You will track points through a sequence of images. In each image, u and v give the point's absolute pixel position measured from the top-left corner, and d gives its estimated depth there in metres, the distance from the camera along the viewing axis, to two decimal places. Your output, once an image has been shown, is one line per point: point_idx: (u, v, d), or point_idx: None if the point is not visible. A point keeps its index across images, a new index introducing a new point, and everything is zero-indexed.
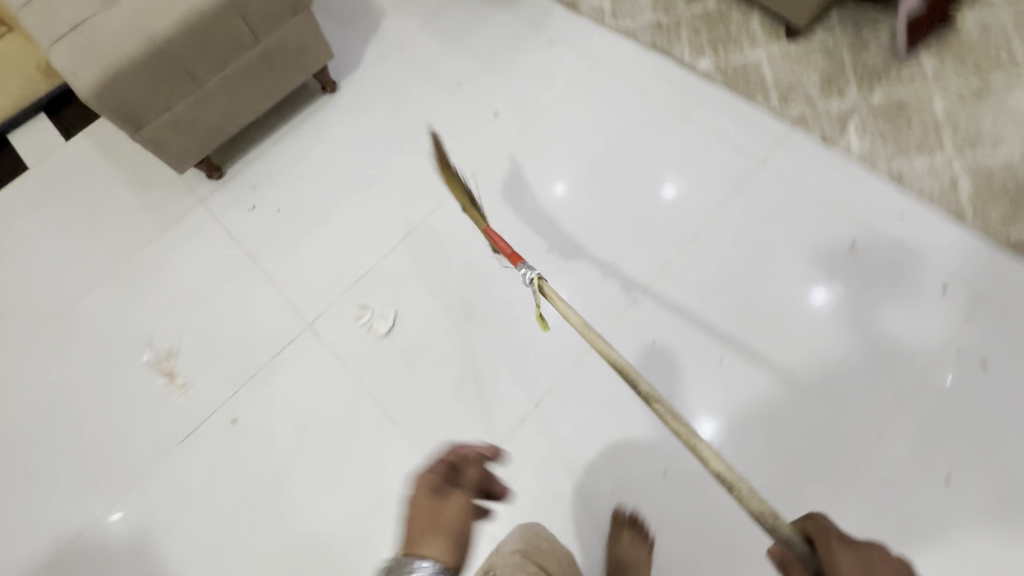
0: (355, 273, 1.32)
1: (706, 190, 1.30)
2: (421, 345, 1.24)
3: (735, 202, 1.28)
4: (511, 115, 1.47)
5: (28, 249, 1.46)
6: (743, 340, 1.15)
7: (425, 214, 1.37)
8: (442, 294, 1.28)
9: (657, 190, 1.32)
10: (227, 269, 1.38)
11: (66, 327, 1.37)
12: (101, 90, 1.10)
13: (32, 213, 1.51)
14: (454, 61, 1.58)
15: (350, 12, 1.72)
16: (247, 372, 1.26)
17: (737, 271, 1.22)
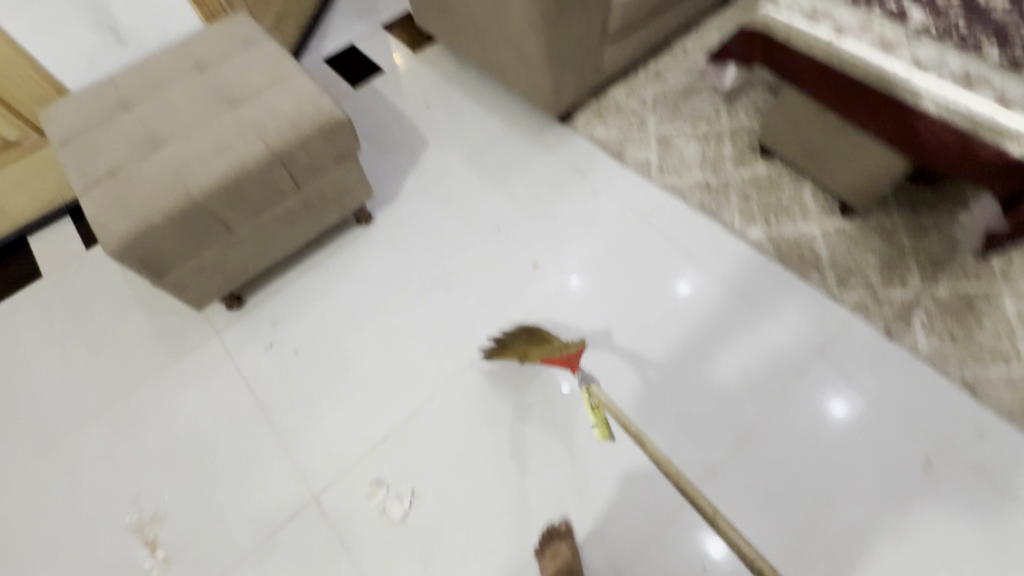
0: (371, 438, 1.21)
1: (759, 378, 1.21)
2: (437, 538, 1.10)
3: (791, 397, 1.18)
4: (552, 269, 1.40)
5: (24, 372, 1.36)
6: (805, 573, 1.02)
7: (453, 375, 1.28)
8: (466, 477, 1.15)
9: (704, 373, 1.22)
10: (233, 417, 1.27)
11: (47, 470, 1.24)
12: (129, 244, 1.04)
13: (36, 330, 1.43)
14: (495, 202, 1.54)
15: (393, 140, 1.71)
16: (239, 551, 1.12)
17: (796, 482, 1.09)
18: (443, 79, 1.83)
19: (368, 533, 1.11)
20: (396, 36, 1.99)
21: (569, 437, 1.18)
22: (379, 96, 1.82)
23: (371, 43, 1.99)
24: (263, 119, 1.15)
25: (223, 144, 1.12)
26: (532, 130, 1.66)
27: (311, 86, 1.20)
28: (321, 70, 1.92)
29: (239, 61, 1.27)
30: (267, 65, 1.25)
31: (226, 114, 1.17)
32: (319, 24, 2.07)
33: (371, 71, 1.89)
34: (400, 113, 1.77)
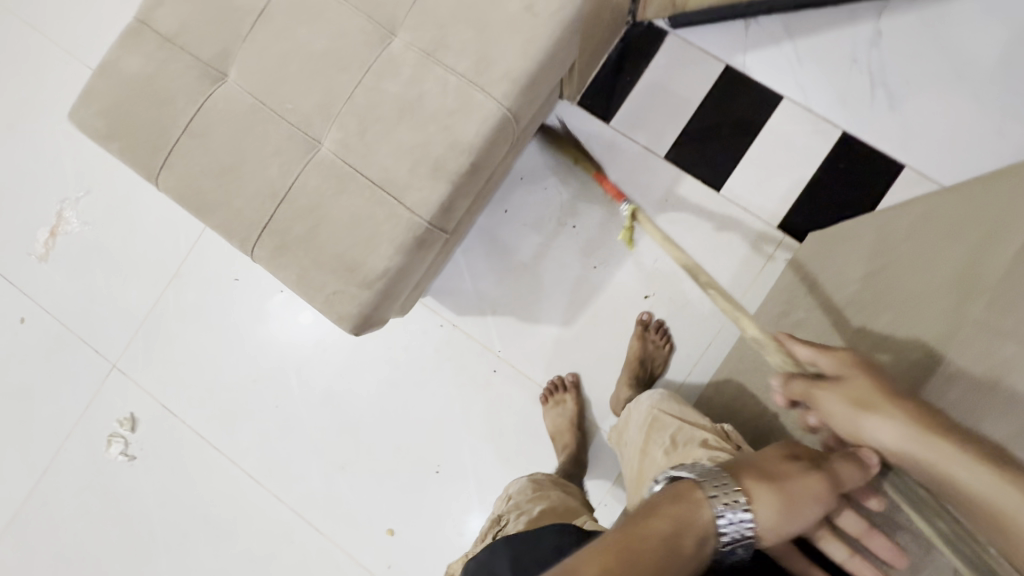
0: (169, 400, 1.21)
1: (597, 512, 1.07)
2: (91, 501, 1.22)
3: None
4: (373, 560, 1.13)
5: None
6: None
7: (243, 463, 1.18)
8: (138, 511, 1.20)
9: None
10: (163, 245, 1.23)
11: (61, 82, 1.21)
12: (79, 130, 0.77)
13: None
14: (489, 441, 1.12)
15: (560, 270, 1.11)
16: (65, 320, 1.26)
17: None
18: (706, 305, 1.06)
19: (88, 433, 1.23)
20: (807, 179, 1.05)
21: None
22: (649, 209, 1.09)
23: (781, 138, 1.07)
24: (288, 219, 0.71)
25: (233, 179, 0.72)
26: (612, 485, 1.07)
27: (377, 258, 0.69)
28: (694, 79, 1.10)
29: (416, 94, 0.70)
30: (418, 153, 0.69)
31: (295, 145, 0.72)
32: (821, 11, 1.07)
33: (704, 172, 1.09)
34: (616, 258, 1.09)
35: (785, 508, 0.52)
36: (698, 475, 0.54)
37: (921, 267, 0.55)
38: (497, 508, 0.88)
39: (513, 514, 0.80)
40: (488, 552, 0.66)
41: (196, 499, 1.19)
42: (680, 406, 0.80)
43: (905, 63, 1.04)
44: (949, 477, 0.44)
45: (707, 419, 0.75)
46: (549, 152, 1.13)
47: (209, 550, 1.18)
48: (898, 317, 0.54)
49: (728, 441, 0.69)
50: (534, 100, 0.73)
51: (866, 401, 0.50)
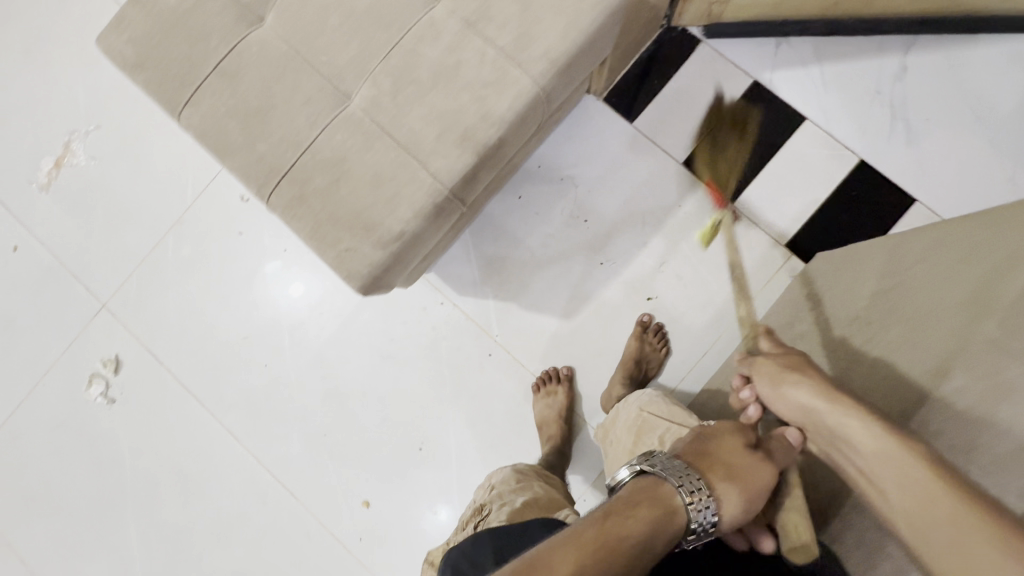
0: (156, 346, 1.19)
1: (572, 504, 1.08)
2: (65, 440, 1.19)
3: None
4: (345, 530, 1.12)
5: None
6: None
7: (224, 417, 1.17)
8: (112, 454, 1.18)
9: None
10: (171, 189, 1.21)
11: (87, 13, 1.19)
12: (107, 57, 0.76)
13: None
14: (475, 423, 1.12)
15: (566, 261, 1.11)
16: (58, 252, 1.23)
17: None
18: (706, 314, 1.07)
19: (69, 370, 1.20)
20: (819, 201, 1.07)
21: (171, 552, 1.15)
22: (661, 214, 1.10)
23: (799, 158, 1.08)
24: (309, 170, 0.70)
25: (259, 124, 0.72)
26: (593, 481, 1.07)
27: (394, 220, 0.69)
28: (721, 90, 1.11)
29: (453, 62, 0.69)
30: (448, 120, 0.69)
31: (325, 98, 0.71)
32: (852, 40, 1.09)
33: (720, 183, 1.09)
34: (623, 258, 1.10)
35: (744, 500, 0.57)
36: (664, 468, 0.57)
37: (928, 287, 0.59)
38: (476, 496, 0.86)
39: (495, 503, 0.77)
40: (472, 545, 0.64)
41: (172, 448, 1.17)
42: (668, 405, 0.77)
43: (927, 100, 1.06)
44: (879, 466, 0.52)
45: (695, 417, 0.75)
46: (568, 144, 1.13)
47: (179, 501, 1.16)
48: (902, 334, 0.59)
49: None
50: (568, 83, 0.73)
51: (796, 369, 0.63)
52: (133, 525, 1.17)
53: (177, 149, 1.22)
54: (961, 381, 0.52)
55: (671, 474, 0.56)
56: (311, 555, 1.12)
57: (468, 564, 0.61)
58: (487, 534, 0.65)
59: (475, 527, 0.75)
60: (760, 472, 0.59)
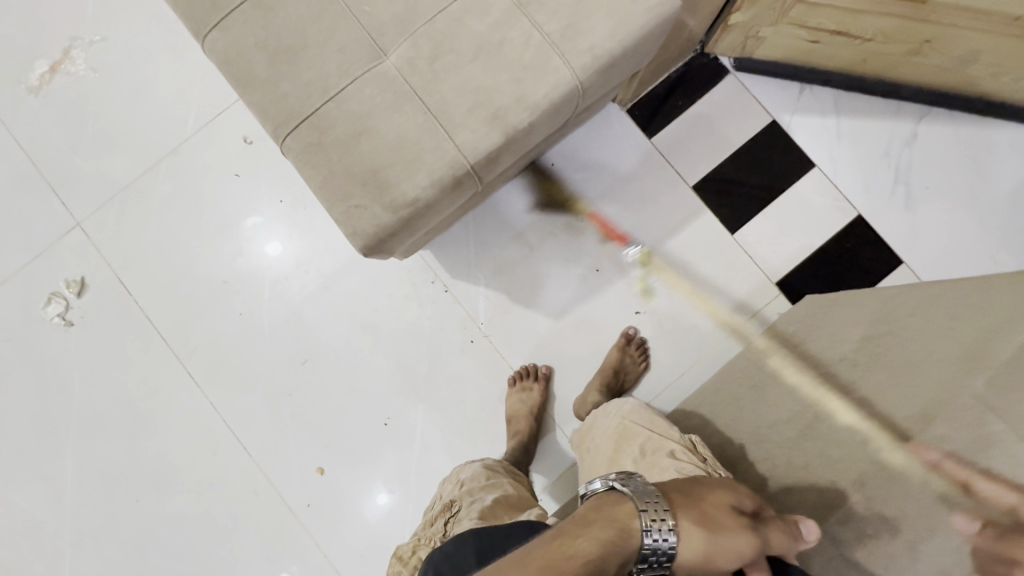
0: (127, 275, 1.14)
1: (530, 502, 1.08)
2: (11, 356, 1.13)
3: None
4: (294, 494, 1.09)
5: None
6: None
7: (187, 360, 1.12)
8: (60, 379, 1.12)
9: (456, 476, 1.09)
10: (171, 117, 1.16)
11: None
12: None
13: None
14: (445, 407, 1.10)
15: (563, 263, 1.11)
16: (38, 159, 1.16)
17: None
18: (689, 337, 1.09)
19: (28, 284, 1.14)
20: (814, 247, 1.10)
21: (106, 489, 1.10)
22: (663, 233, 1.11)
23: (803, 203, 1.11)
24: (332, 118, 0.69)
25: (288, 62, 0.69)
26: (552, 482, 1.07)
27: (411, 184, 0.68)
28: (741, 123, 1.13)
29: (497, 39, 0.69)
30: (481, 95, 0.68)
31: (361, 49, 0.69)
32: (869, 99, 1.13)
33: (724, 213, 1.12)
34: (619, 270, 1.11)
35: (706, 548, 0.55)
36: (632, 488, 0.55)
37: (925, 342, 0.59)
38: (444, 492, 0.85)
39: (465, 501, 0.77)
40: (451, 540, 0.63)
41: (126, 383, 1.12)
42: (649, 414, 0.78)
43: (928, 169, 1.11)
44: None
45: (676, 430, 0.76)
46: (585, 148, 1.14)
47: (124, 438, 1.11)
48: (887, 378, 0.61)
49: (696, 455, 0.70)
50: (605, 82, 0.73)
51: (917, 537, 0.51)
52: (69, 456, 1.11)
53: (185, 77, 1.17)
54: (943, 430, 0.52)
55: (637, 499, 0.54)
56: (254, 514, 1.09)
57: (447, 564, 0.59)
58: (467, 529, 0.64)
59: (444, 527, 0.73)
60: (730, 538, 0.56)
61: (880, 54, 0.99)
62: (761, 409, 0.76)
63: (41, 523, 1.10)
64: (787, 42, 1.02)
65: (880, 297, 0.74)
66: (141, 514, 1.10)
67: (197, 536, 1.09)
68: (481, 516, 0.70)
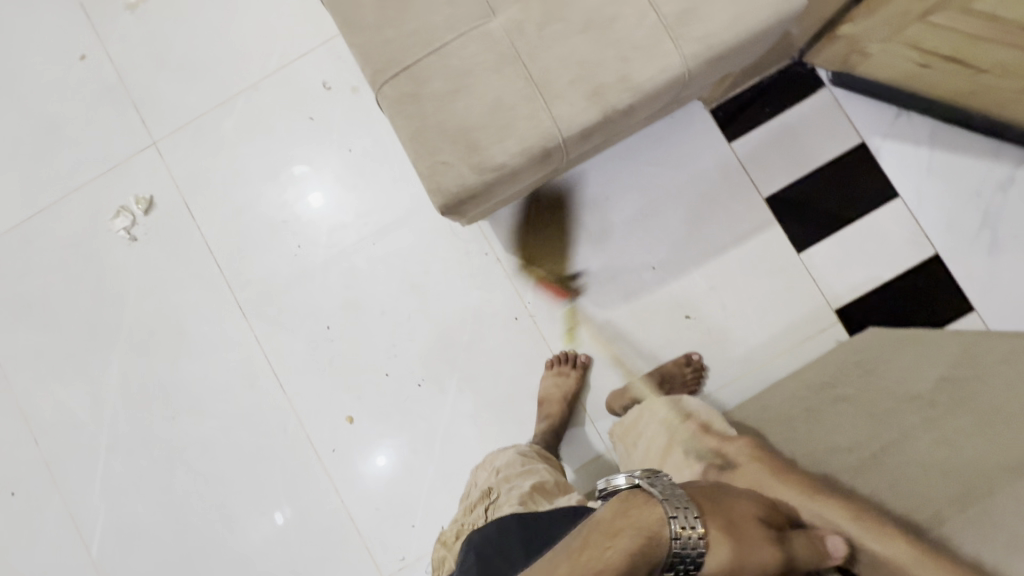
0: (192, 201, 1.17)
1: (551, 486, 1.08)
2: (75, 261, 1.17)
3: None
4: (321, 438, 1.12)
5: None
6: (248, 554, 1.11)
7: (239, 292, 1.15)
8: (117, 291, 1.16)
9: (480, 448, 1.09)
10: (255, 54, 1.18)
11: None
12: None
13: None
14: (479, 379, 1.11)
15: (620, 256, 1.10)
16: (124, 77, 1.19)
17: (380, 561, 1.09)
18: (738, 350, 1.07)
19: (99, 195, 1.18)
20: (883, 280, 1.06)
21: (145, 402, 1.15)
22: (727, 241, 1.09)
23: (880, 231, 1.07)
24: (430, 73, 0.68)
25: (397, 11, 0.69)
26: (575, 470, 1.07)
27: (502, 149, 0.67)
28: (827, 140, 1.09)
29: (610, 14, 0.67)
30: (586, 69, 0.67)
31: (471, 7, 0.69)
32: (970, 135, 1.07)
33: (795, 230, 1.08)
34: (677, 271, 1.09)
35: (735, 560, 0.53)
36: (661, 491, 0.54)
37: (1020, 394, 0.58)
38: (479, 478, 0.87)
39: (502, 486, 0.78)
40: (497, 534, 0.65)
41: (178, 305, 1.16)
42: (708, 415, 0.76)
43: (1021, 218, 1.05)
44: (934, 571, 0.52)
45: (732, 432, 0.73)
46: (661, 141, 1.11)
47: (169, 357, 1.15)
48: (974, 426, 0.60)
49: (748, 461, 0.69)
50: (711, 74, 0.71)
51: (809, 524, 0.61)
52: (117, 365, 1.16)
53: (273, 15, 1.18)
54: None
55: (665, 500, 0.53)
56: (282, 449, 1.12)
57: (498, 559, 0.61)
58: (513, 523, 0.66)
59: (484, 514, 0.75)
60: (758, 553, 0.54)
61: (993, 89, 0.94)
62: (815, 432, 0.74)
63: (82, 424, 1.15)
64: (894, 62, 0.97)
65: (959, 342, 0.72)
66: (176, 431, 1.14)
67: (225, 461, 1.13)
68: (520, 501, 0.73)
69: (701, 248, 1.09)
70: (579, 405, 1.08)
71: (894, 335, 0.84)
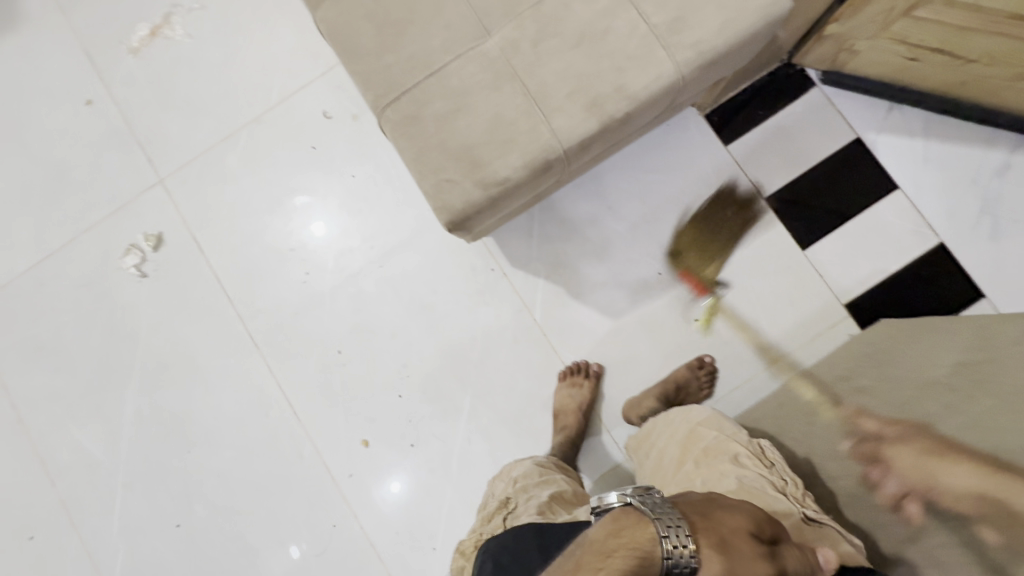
0: (200, 235, 1.18)
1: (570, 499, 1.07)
2: (87, 300, 1.19)
3: None
4: (337, 463, 1.11)
5: None
6: None
7: (249, 321, 1.16)
8: (129, 327, 1.18)
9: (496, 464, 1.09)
10: (256, 88, 1.21)
11: None
12: None
13: None
14: (491, 395, 1.10)
15: (624, 263, 1.10)
16: (129, 118, 1.22)
17: None
18: (749, 350, 1.07)
19: (109, 234, 1.20)
20: (889, 272, 1.06)
21: (160, 437, 1.15)
22: (730, 243, 1.09)
23: (882, 224, 1.07)
24: (431, 94, 0.70)
25: (395, 37, 0.71)
26: (594, 481, 1.06)
27: (504, 164, 0.68)
28: (822, 138, 1.10)
29: (603, 27, 0.69)
30: (581, 82, 0.68)
31: (467, 29, 0.71)
32: (964, 124, 1.08)
33: (797, 227, 1.09)
34: (681, 276, 1.09)
35: None
36: (652, 508, 0.46)
37: None
38: (496, 489, 0.86)
39: (520, 497, 0.77)
40: (515, 541, 0.63)
41: (190, 338, 1.16)
42: (718, 419, 0.76)
43: (1021, 201, 1.06)
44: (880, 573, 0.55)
45: (743, 434, 0.73)
46: (657, 148, 1.12)
47: (181, 390, 1.15)
48: None
49: (762, 462, 0.68)
50: (705, 77, 0.73)
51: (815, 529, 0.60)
52: (130, 401, 1.16)
53: (272, 50, 1.21)
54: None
55: (657, 516, 0.45)
56: (297, 476, 1.11)
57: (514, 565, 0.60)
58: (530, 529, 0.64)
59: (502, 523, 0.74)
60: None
61: (983, 77, 0.95)
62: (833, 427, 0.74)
63: (98, 463, 1.15)
64: (882, 58, 0.99)
65: (971, 326, 0.72)
66: (191, 464, 1.13)
67: (241, 492, 1.12)
68: (540, 511, 0.72)
69: (705, 250, 1.09)
70: (593, 415, 1.08)
71: (911, 325, 0.82)
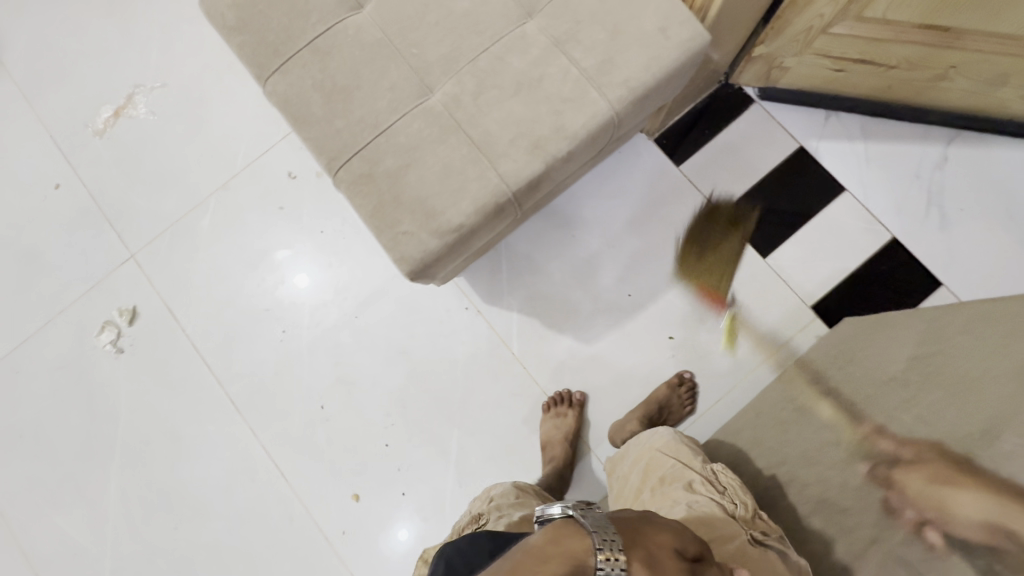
0: (175, 304, 1.19)
1: None
2: (64, 381, 1.18)
3: None
4: (329, 521, 1.10)
5: None
6: None
7: (229, 385, 1.16)
8: (108, 405, 1.17)
9: None
10: (222, 156, 1.24)
11: None
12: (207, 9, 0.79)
13: None
14: (478, 433, 1.10)
15: (594, 289, 1.13)
16: (99, 197, 1.24)
17: None
18: (725, 362, 1.08)
19: (83, 312, 1.20)
20: (849, 271, 1.09)
21: (146, 513, 1.12)
22: (693, 259, 1.12)
23: (836, 226, 1.11)
24: (381, 152, 0.73)
25: (342, 102, 0.75)
26: None
27: (456, 211, 0.71)
28: (768, 151, 1.15)
29: (537, 75, 0.73)
30: (521, 127, 0.72)
31: (409, 88, 0.74)
32: (897, 124, 1.14)
33: (756, 237, 1.12)
34: (651, 296, 1.12)
35: None
36: (591, 521, 0.45)
37: (978, 358, 0.60)
38: (473, 507, 0.86)
39: (492, 514, 0.78)
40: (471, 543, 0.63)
41: (171, 409, 1.16)
42: (678, 444, 0.77)
43: (961, 192, 1.11)
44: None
45: (700, 459, 0.75)
46: (612, 176, 1.17)
47: (165, 463, 1.14)
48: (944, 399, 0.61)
49: (714, 487, 0.69)
50: (640, 110, 0.77)
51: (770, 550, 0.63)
52: (113, 480, 1.14)
53: (235, 120, 1.25)
54: (1008, 447, 0.50)
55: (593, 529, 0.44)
56: (290, 540, 1.09)
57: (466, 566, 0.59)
58: (489, 538, 0.64)
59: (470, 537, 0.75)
60: None
61: (905, 81, 1.01)
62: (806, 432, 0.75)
63: (83, 548, 1.12)
64: (810, 72, 1.04)
65: (923, 318, 0.74)
66: (179, 539, 1.11)
67: (233, 562, 1.10)
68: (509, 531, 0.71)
69: (668, 270, 1.12)
70: (581, 443, 1.08)
71: (867, 324, 0.85)
